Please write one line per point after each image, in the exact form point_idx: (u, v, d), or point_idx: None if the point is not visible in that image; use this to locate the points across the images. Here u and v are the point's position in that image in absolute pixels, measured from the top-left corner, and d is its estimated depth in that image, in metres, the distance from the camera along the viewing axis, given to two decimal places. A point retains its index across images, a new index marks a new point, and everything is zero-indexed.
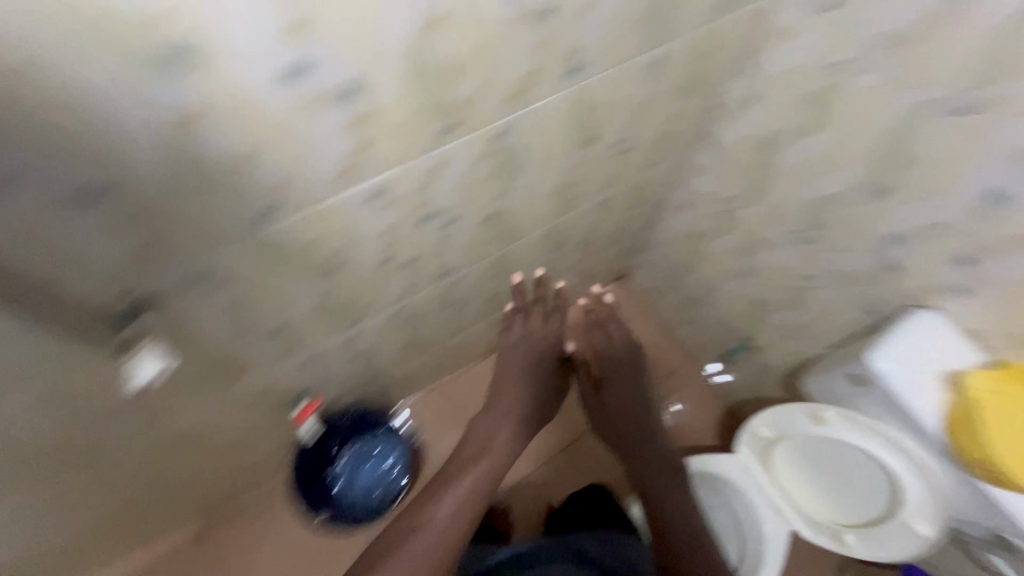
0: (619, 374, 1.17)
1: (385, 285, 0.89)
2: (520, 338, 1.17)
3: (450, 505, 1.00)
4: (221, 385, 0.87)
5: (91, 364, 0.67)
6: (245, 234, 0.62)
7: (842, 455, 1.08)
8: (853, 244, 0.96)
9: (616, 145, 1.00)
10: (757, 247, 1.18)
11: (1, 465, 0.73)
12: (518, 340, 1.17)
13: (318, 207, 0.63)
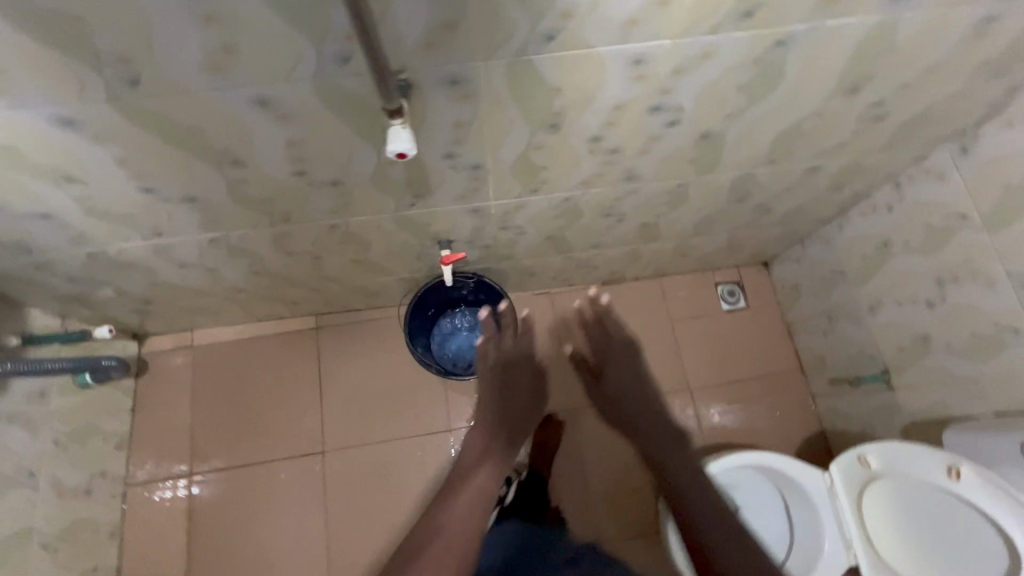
0: (615, 354, 1.25)
1: (580, 165, 0.88)
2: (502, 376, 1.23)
3: (470, 498, 1.06)
4: (406, 197, 0.92)
5: (321, 144, 0.73)
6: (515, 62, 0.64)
7: (937, 502, 1.02)
8: None
9: (881, 118, 0.91)
10: (965, 277, 1.05)
11: (217, 199, 0.84)
12: (509, 351, 1.23)
13: (590, 51, 0.61)
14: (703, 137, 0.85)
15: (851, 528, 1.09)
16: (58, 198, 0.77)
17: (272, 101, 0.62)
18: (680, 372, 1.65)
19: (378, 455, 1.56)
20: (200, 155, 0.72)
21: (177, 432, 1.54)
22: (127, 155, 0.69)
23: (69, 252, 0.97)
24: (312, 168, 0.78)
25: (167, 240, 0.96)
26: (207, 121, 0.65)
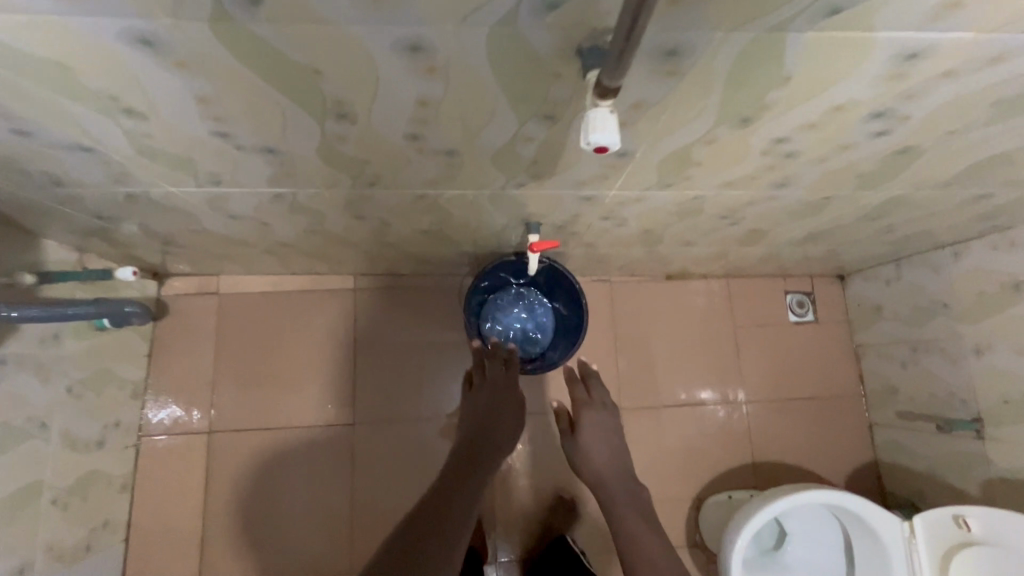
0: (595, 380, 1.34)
1: (740, 165, 0.73)
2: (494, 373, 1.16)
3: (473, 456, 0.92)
4: (521, 176, 0.76)
5: (447, 111, 0.57)
6: (753, 46, 0.47)
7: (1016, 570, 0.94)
8: None
9: None
10: None
11: (296, 155, 0.68)
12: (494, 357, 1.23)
13: (863, 37, 0.46)
14: (899, 153, 0.70)
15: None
16: (110, 132, 0.61)
17: (428, 50, 0.47)
18: (736, 381, 1.55)
19: (409, 427, 1.47)
20: (304, 102, 0.55)
21: (197, 384, 1.42)
22: (213, 91, 0.53)
23: (105, 191, 0.81)
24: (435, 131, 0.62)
25: (226, 189, 0.81)
26: (331, 62, 0.48)
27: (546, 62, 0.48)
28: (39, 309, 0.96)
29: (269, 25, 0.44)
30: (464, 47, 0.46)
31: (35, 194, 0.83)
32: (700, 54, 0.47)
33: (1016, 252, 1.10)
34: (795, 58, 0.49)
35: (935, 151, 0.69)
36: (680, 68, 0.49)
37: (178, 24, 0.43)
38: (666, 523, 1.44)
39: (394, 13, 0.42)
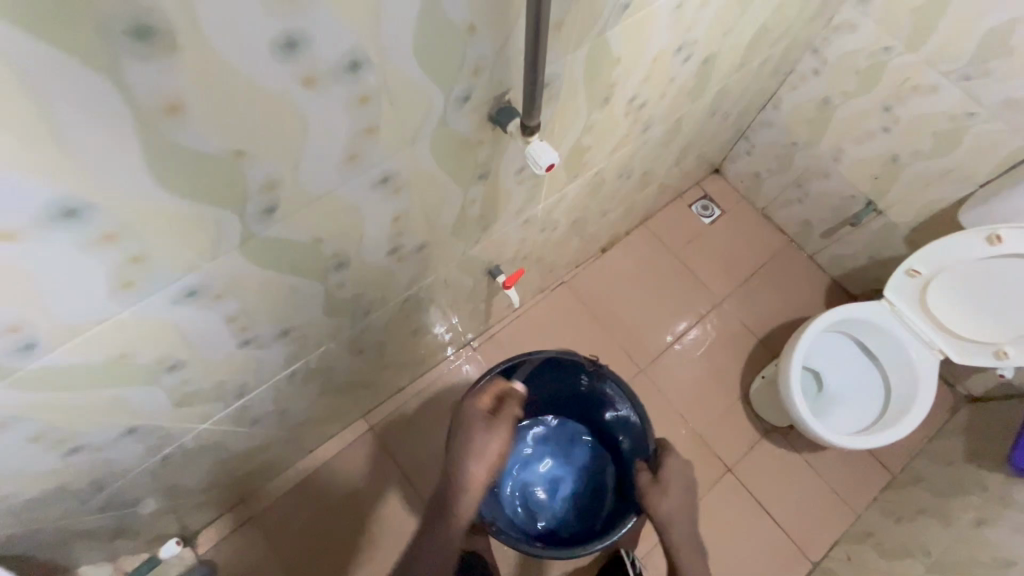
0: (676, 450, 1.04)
1: (616, 131, 0.93)
2: (477, 416, 0.91)
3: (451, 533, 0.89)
4: (474, 234, 0.90)
5: (409, 219, 0.70)
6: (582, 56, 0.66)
7: (970, 279, 1.17)
8: None
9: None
10: (906, 96, 1.24)
11: (307, 326, 0.78)
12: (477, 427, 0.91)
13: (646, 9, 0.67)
14: (703, 63, 0.94)
15: (928, 329, 1.26)
16: (154, 397, 0.66)
17: (394, 174, 0.59)
18: (703, 291, 1.76)
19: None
20: (307, 268, 0.64)
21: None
22: (237, 304, 0.60)
23: (144, 466, 0.82)
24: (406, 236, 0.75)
25: (250, 395, 0.86)
26: (325, 224, 0.58)
27: (466, 150, 0.65)
28: None
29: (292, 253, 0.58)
30: (412, 170, 0.61)
31: (77, 517, 0.81)
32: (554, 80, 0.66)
33: (810, 80, 1.40)
34: (612, 46, 0.68)
35: (714, 49, 0.92)
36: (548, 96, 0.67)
37: (222, 286, 0.55)
38: (735, 429, 1.59)
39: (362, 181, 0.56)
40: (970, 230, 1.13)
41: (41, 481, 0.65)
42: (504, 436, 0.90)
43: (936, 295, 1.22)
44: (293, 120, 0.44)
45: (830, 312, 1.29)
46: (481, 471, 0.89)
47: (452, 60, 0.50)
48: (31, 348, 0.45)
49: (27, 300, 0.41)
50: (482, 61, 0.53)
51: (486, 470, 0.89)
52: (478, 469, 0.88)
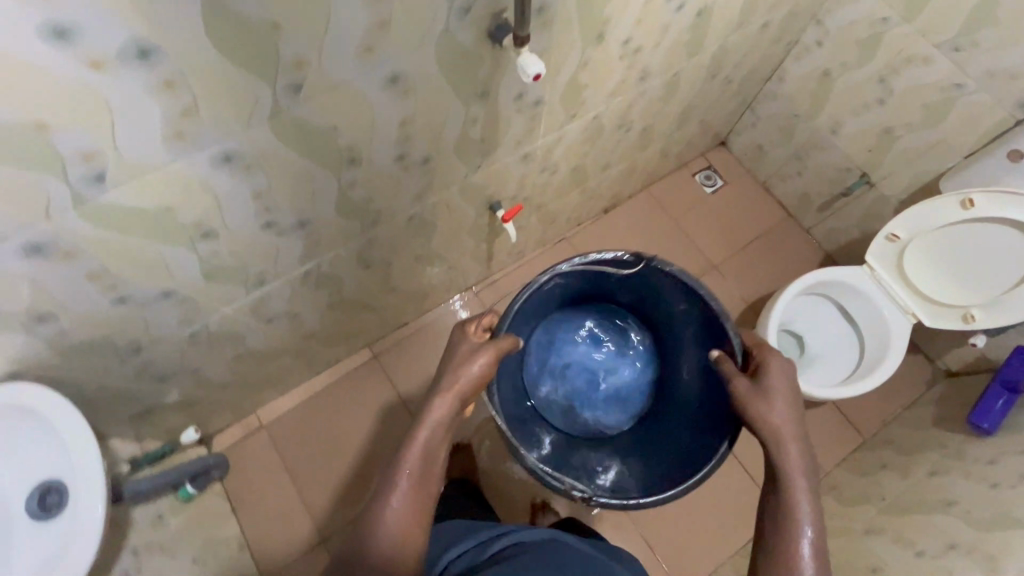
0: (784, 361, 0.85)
1: (612, 75, 1.01)
2: (466, 335, 0.83)
3: (428, 449, 0.73)
4: (476, 158, 0.99)
5: (414, 128, 0.80)
6: None
7: (939, 245, 1.25)
8: (1018, 64, 1.13)
9: None
10: (902, 68, 1.30)
11: (322, 224, 0.88)
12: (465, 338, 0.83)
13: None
14: (697, 16, 1.01)
15: (899, 291, 1.33)
16: (189, 263, 0.77)
17: (403, 76, 0.69)
18: (699, 256, 1.84)
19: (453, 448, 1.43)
20: (325, 159, 0.74)
21: (280, 520, 1.43)
22: (264, 182, 0.71)
23: (174, 339, 0.94)
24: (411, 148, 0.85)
25: (268, 286, 0.97)
26: (342, 115, 0.68)
27: (466, 65, 0.74)
28: None
29: (309, 138, 0.69)
30: (416, 76, 0.70)
31: (115, 378, 0.94)
32: (549, 11, 0.75)
33: (813, 52, 1.46)
34: None
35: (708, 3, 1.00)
36: (544, 25, 0.76)
37: (252, 157, 0.66)
38: None
39: (372, 77, 0.66)
40: (942, 198, 1.20)
41: (92, 325, 0.77)
42: (494, 349, 0.81)
43: (909, 260, 1.30)
44: (320, 3, 0.54)
45: (807, 275, 1.36)
46: (463, 382, 0.78)
47: None
48: (100, 181, 0.56)
49: (105, 132, 0.52)
50: None
51: (472, 380, 0.78)
52: (464, 377, 0.78)
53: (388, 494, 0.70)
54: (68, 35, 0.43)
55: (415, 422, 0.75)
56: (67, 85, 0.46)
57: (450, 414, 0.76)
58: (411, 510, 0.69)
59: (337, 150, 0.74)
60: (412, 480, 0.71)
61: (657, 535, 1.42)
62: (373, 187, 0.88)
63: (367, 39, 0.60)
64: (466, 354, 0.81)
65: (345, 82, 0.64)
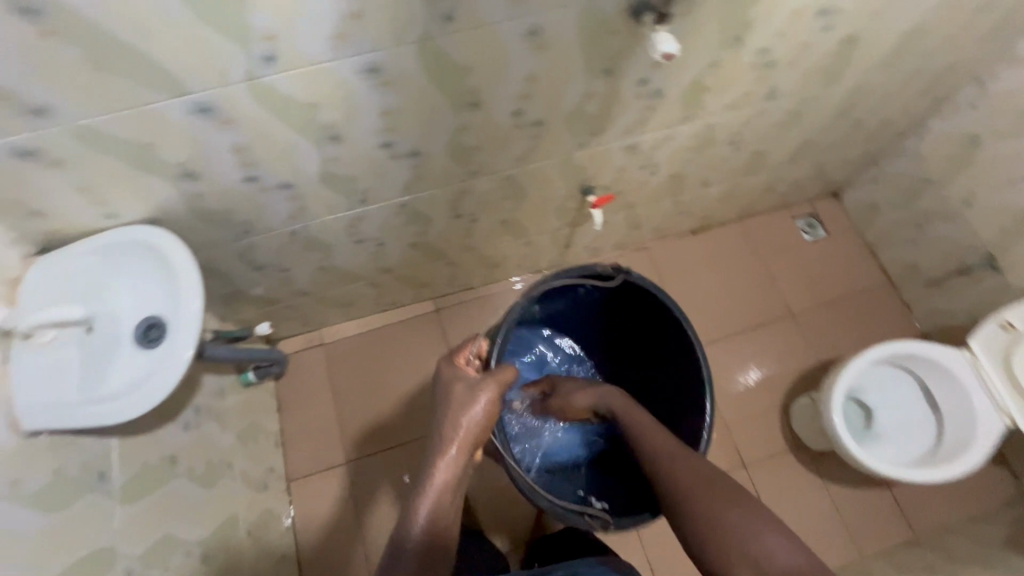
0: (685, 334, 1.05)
1: (739, 84, 1.01)
2: (463, 374, 0.95)
3: (444, 478, 0.83)
4: (583, 135, 1.02)
5: (536, 88, 0.84)
6: None
7: None
8: None
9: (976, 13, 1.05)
10: None
11: (429, 160, 0.95)
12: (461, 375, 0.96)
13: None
14: (845, 43, 0.98)
15: (1001, 388, 1.21)
16: (311, 161, 0.86)
17: (542, 31, 0.73)
18: (779, 302, 1.76)
19: None
20: (451, 96, 0.80)
21: (320, 432, 1.56)
22: (393, 103, 0.78)
23: (278, 232, 1.05)
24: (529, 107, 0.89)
25: (366, 208, 1.05)
26: (477, 56, 0.74)
27: (603, 36, 0.77)
28: (226, 351, 1.22)
29: (444, 70, 0.75)
30: (554, 35, 0.74)
31: (224, 253, 1.06)
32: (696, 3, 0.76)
33: (963, 114, 1.36)
34: None
35: (860, 33, 0.97)
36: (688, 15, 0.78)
37: (394, 73, 0.72)
38: (763, 435, 1.61)
39: (514, 25, 0.70)
40: None
41: (220, 195, 0.88)
42: (493, 387, 0.93)
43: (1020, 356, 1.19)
44: None
45: (896, 342, 1.29)
46: (469, 422, 0.89)
47: None
48: (269, 62, 0.65)
49: (285, 16, 0.60)
50: None
51: (477, 421, 0.89)
52: (468, 417, 0.89)
53: (414, 515, 0.79)
54: None
55: (433, 453, 0.86)
56: None
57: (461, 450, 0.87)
58: (436, 528, 0.78)
59: (464, 89, 0.80)
60: (437, 503, 0.80)
61: (662, 563, 1.37)
62: (484, 138, 0.93)
63: None
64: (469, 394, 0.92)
65: (491, 25, 0.69)
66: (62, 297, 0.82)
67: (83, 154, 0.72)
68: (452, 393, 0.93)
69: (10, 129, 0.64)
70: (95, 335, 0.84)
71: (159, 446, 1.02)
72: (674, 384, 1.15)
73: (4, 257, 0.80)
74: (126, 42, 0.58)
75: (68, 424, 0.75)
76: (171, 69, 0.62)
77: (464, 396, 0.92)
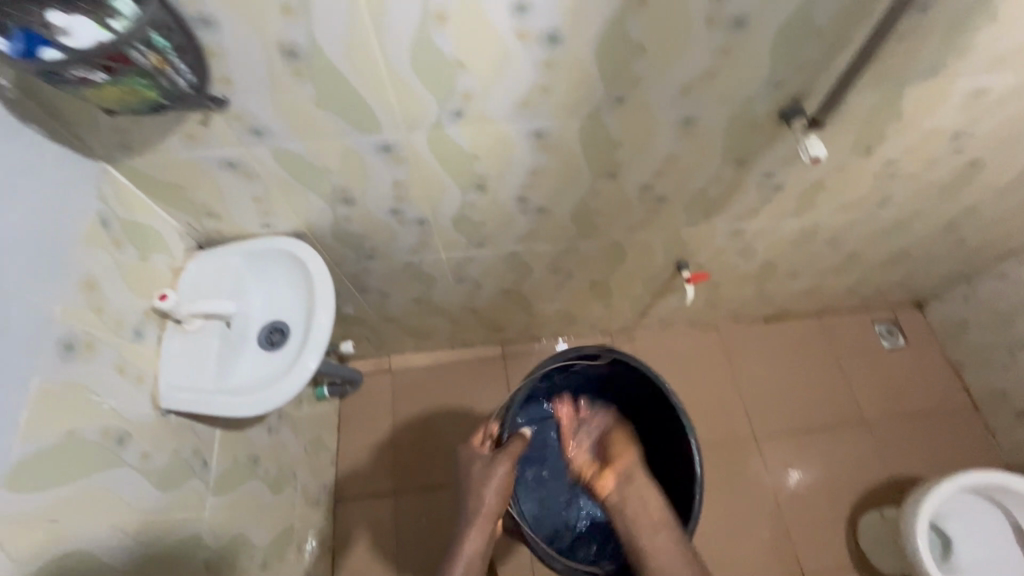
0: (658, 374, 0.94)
1: (858, 188, 1.04)
2: (476, 452, 0.95)
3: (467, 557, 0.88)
4: (697, 214, 1.06)
5: (673, 168, 0.90)
6: (874, 103, 0.80)
7: None
8: None
9: None
10: None
11: (554, 217, 1.01)
12: (476, 449, 0.96)
13: (951, 82, 0.78)
14: (969, 165, 1.01)
15: None
16: (452, 203, 0.93)
17: (697, 119, 0.79)
18: (852, 406, 1.70)
19: None
20: (595, 164, 0.86)
21: (376, 456, 1.57)
22: (543, 164, 0.85)
23: (395, 261, 1.11)
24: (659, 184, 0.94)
25: (480, 250, 1.11)
26: (632, 134, 0.80)
27: (748, 130, 0.82)
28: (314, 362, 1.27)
29: (599, 141, 0.81)
30: (705, 124, 0.80)
31: (341, 272, 1.13)
32: (841, 114, 0.81)
33: None
34: (902, 107, 0.81)
35: (986, 157, 0.99)
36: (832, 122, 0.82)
37: (555, 137, 0.79)
38: (824, 544, 1.53)
39: (675, 111, 0.76)
40: None
41: (364, 220, 0.95)
42: (510, 460, 0.91)
43: None
44: (684, 40, 0.65)
45: (1005, 475, 1.22)
46: (490, 498, 0.90)
47: (787, 58, 0.69)
48: (457, 117, 0.73)
49: (488, 83, 0.67)
50: (802, 65, 0.71)
51: (495, 497, 0.89)
52: (487, 491, 0.90)
53: None
54: (523, 10, 0.59)
55: (459, 530, 0.91)
56: (497, 42, 0.62)
57: (484, 529, 0.89)
58: None
59: (610, 160, 0.86)
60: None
61: None
62: (610, 204, 0.99)
63: (696, 81, 0.71)
64: (483, 471, 0.92)
65: (655, 109, 0.75)
66: (213, 293, 0.88)
67: (274, 169, 0.80)
68: (470, 468, 0.94)
69: (227, 144, 0.73)
70: (233, 332, 0.89)
71: (248, 443, 1.06)
72: (665, 462, 1.01)
73: (176, 250, 0.89)
74: (351, 88, 0.66)
75: (199, 410, 0.80)
76: (376, 113, 0.70)
77: (481, 472, 0.92)
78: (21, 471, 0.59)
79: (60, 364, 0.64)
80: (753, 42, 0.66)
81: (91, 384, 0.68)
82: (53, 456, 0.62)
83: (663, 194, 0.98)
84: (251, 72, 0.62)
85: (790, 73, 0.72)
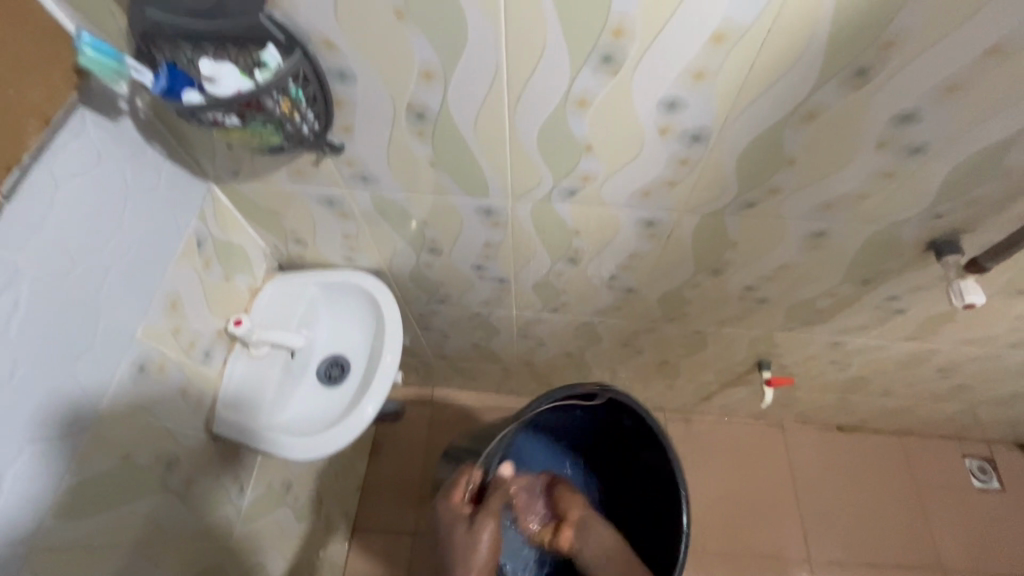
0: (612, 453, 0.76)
1: (992, 327, 0.91)
2: (455, 507, 0.75)
3: None
4: (797, 321, 0.96)
5: (785, 275, 0.81)
6: None
7: None
8: None
9: None
10: None
11: (641, 298, 0.94)
12: (461, 501, 0.76)
13: None
14: None
15: None
16: (538, 269, 0.88)
17: (829, 235, 0.71)
18: (930, 547, 1.50)
19: None
20: (702, 259, 0.79)
21: (397, 492, 1.48)
22: (645, 249, 0.79)
23: (464, 309, 1.07)
24: (763, 288, 0.86)
25: (553, 315, 1.05)
26: (752, 237, 0.73)
27: (882, 254, 0.74)
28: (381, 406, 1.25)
29: (712, 238, 0.74)
30: (836, 241, 0.72)
31: (408, 310, 1.10)
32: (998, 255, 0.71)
33: None
34: None
35: None
36: None
37: (667, 228, 0.73)
38: None
39: (807, 224, 0.69)
40: None
41: (444, 270, 0.92)
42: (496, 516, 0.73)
43: None
44: (841, 161, 0.58)
45: None
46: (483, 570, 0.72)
47: (954, 195, 0.61)
48: (568, 195, 0.68)
49: (610, 169, 0.63)
50: (965, 205, 0.62)
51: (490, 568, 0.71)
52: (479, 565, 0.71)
53: None
54: (673, 108, 0.54)
55: None
56: (634, 134, 0.57)
57: None
58: None
59: (718, 258, 0.78)
60: None
61: None
62: (702, 297, 0.91)
63: (841, 201, 0.64)
64: (467, 538, 0.73)
65: (785, 220, 0.68)
66: (285, 320, 0.87)
67: (371, 211, 0.78)
68: (453, 524, 0.75)
69: (332, 184, 0.72)
70: (296, 361, 0.87)
71: (285, 469, 1.03)
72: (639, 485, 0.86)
73: (258, 270, 0.89)
74: (468, 153, 0.62)
75: (248, 441, 0.78)
76: (486, 180, 0.67)
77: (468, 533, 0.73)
78: (67, 496, 0.57)
79: (130, 383, 0.63)
80: (917, 175, 0.59)
81: (153, 404, 0.67)
82: (99, 482, 0.61)
83: (764, 299, 0.89)
84: (375, 126, 0.60)
85: (952, 209, 0.63)
